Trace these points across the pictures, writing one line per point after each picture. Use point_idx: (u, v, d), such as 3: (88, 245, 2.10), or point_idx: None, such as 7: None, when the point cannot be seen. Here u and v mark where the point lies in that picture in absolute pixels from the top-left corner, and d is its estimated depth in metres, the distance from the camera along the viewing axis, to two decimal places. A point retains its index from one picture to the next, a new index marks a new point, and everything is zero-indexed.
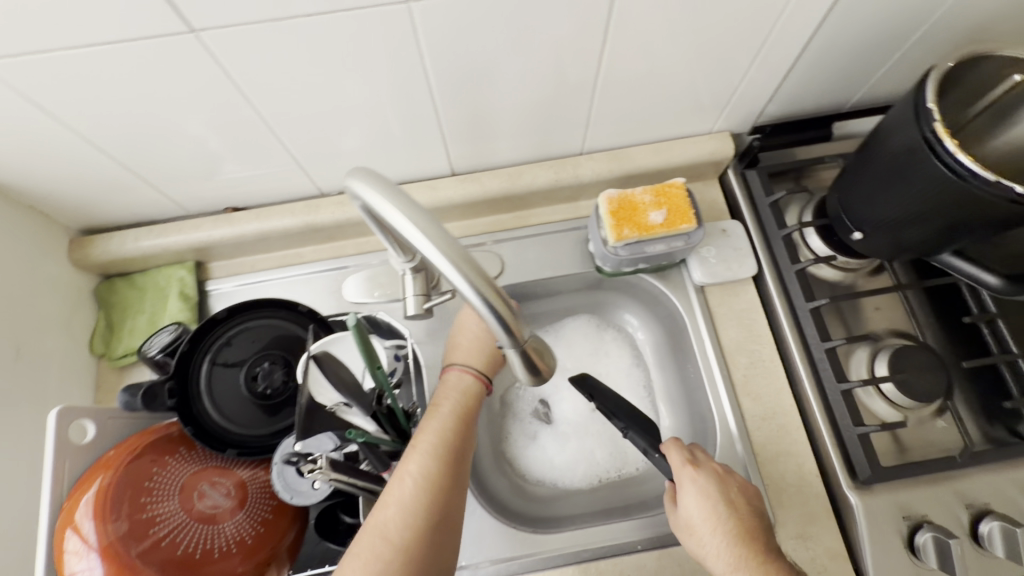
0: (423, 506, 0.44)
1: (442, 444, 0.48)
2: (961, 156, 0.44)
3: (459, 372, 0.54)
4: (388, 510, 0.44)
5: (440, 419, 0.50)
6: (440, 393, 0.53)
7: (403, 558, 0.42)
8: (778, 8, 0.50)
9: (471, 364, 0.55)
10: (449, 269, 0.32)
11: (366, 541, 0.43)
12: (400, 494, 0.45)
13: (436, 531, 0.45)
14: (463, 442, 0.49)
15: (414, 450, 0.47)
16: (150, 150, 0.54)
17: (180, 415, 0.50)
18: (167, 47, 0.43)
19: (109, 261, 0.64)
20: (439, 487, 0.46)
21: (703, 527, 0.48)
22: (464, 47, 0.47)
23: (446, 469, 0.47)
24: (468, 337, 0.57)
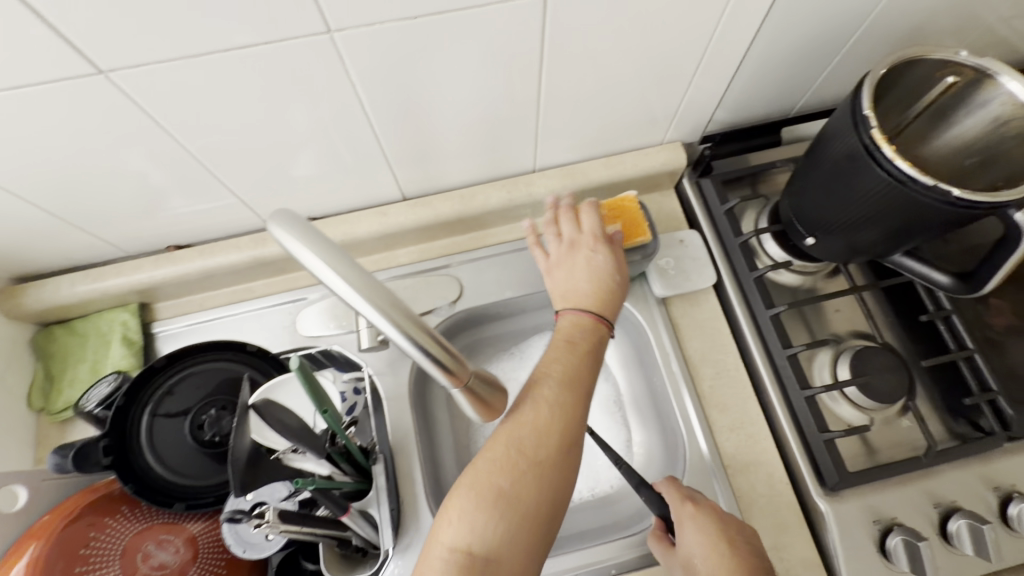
0: (539, 442, 0.41)
1: (572, 373, 0.44)
2: (899, 162, 0.44)
3: (573, 315, 0.50)
4: (517, 427, 0.41)
5: (566, 349, 0.46)
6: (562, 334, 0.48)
7: (523, 483, 0.39)
8: (713, 19, 0.50)
9: (584, 306, 0.50)
10: (372, 313, 0.32)
11: (492, 454, 0.40)
12: (531, 416, 0.42)
13: (568, 454, 0.41)
14: (591, 374, 0.45)
15: (543, 375, 0.44)
16: (77, 193, 0.52)
17: (118, 473, 0.47)
18: (78, 90, 0.41)
19: (44, 310, 0.60)
20: (556, 425, 0.41)
21: (705, 565, 0.47)
22: (397, 74, 0.46)
23: (578, 398, 0.43)
24: (575, 277, 0.53)
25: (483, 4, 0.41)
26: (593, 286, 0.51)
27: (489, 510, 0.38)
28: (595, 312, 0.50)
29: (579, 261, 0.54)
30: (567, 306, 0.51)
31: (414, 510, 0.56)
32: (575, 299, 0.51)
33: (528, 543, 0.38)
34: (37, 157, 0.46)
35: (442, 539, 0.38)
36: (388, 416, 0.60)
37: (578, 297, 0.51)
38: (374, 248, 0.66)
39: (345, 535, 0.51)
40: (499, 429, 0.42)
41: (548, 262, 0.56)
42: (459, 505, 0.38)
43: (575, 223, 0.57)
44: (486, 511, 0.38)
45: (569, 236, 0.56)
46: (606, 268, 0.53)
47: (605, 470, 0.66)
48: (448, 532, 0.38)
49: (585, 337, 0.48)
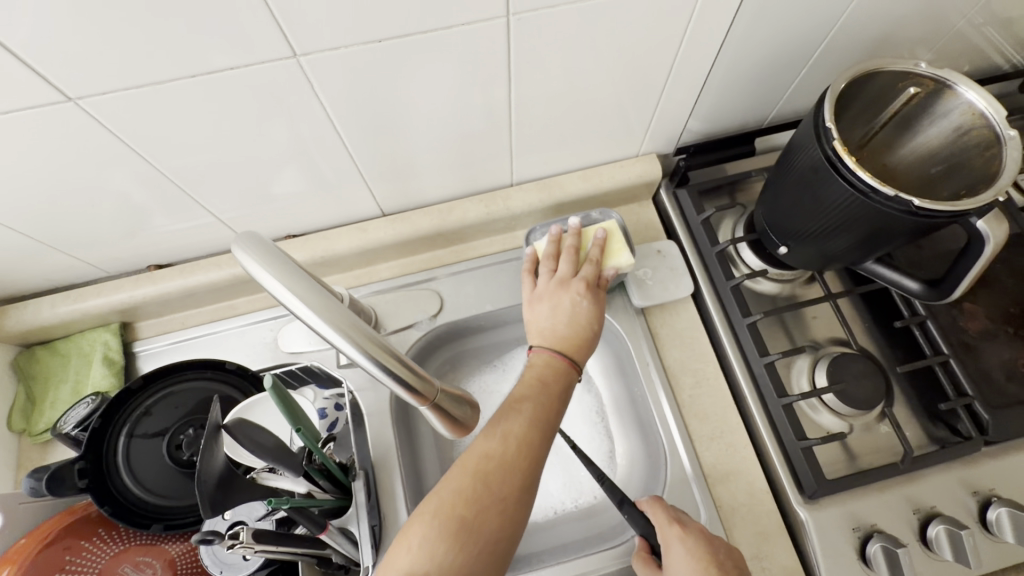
0: (507, 470, 0.41)
1: (541, 409, 0.45)
2: (860, 173, 0.45)
3: (545, 355, 0.51)
4: (488, 456, 0.42)
5: (538, 384, 0.48)
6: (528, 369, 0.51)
7: (489, 510, 0.39)
8: (678, 35, 0.51)
9: (555, 346, 0.52)
10: (335, 335, 0.32)
11: (458, 481, 0.40)
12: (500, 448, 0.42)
13: (534, 485, 0.42)
14: (558, 411, 0.46)
15: (514, 408, 0.45)
16: (54, 217, 0.52)
17: (93, 496, 0.47)
18: (48, 117, 0.41)
19: (25, 331, 0.61)
20: (524, 455, 0.42)
21: None
22: (365, 94, 0.47)
23: (545, 433, 0.44)
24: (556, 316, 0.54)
25: (447, 27, 0.42)
26: (570, 330, 0.53)
27: (452, 537, 0.37)
28: (565, 356, 0.52)
29: (564, 301, 0.55)
30: (539, 343, 0.53)
31: (395, 524, 0.56)
32: (547, 338, 0.53)
33: (485, 573, 0.38)
34: (12, 183, 0.47)
35: (399, 565, 0.37)
36: (368, 432, 0.59)
37: (553, 337, 0.53)
38: (353, 264, 0.66)
39: (324, 553, 0.50)
40: (468, 454, 0.43)
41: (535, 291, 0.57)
42: (421, 531, 0.38)
43: (570, 261, 0.58)
44: (449, 538, 0.37)
45: (559, 274, 0.57)
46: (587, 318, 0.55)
47: (589, 480, 0.66)
48: (406, 558, 0.37)
49: (555, 377, 0.49)
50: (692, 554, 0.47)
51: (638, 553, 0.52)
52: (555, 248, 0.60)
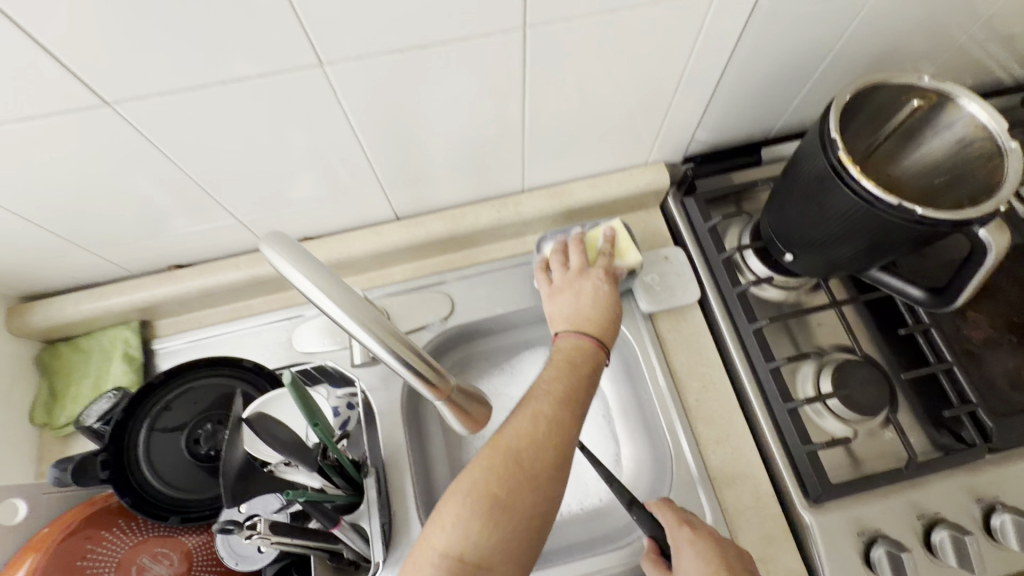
0: (536, 452, 0.42)
1: (568, 392, 0.46)
2: (865, 182, 0.47)
3: (573, 338, 0.52)
4: (517, 438, 0.43)
5: (568, 365, 0.49)
6: (561, 351, 0.51)
7: (518, 491, 0.40)
8: (687, 48, 0.52)
9: (584, 330, 0.53)
10: (356, 328, 0.33)
11: (488, 464, 0.42)
12: (530, 430, 0.43)
13: (564, 467, 0.43)
14: (586, 394, 0.47)
15: (545, 390, 0.46)
16: (83, 217, 0.54)
17: (114, 486, 0.48)
18: (84, 121, 0.43)
19: (49, 327, 0.63)
20: (554, 437, 0.43)
21: None
22: (385, 101, 0.48)
23: (574, 415, 0.45)
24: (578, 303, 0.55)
25: (465, 38, 0.44)
26: (595, 311, 0.54)
27: (483, 517, 0.39)
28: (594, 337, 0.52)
29: (586, 288, 0.57)
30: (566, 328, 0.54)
31: (405, 521, 0.56)
32: (573, 323, 0.54)
33: (515, 551, 0.39)
34: (46, 183, 0.49)
35: (435, 543, 0.39)
36: (380, 430, 0.61)
37: (580, 321, 0.54)
38: (367, 266, 0.68)
39: (336, 548, 0.52)
40: (499, 434, 0.44)
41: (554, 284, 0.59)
42: (454, 510, 0.40)
43: (581, 254, 0.60)
44: (481, 519, 0.39)
45: (576, 264, 0.59)
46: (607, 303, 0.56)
47: (595, 483, 0.67)
48: (440, 537, 0.39)
49: (583, 359, 0.50)
50: (701, 556, 0.48)
51: (647, 554, 0.53)
52: (563, 249, 0.62)
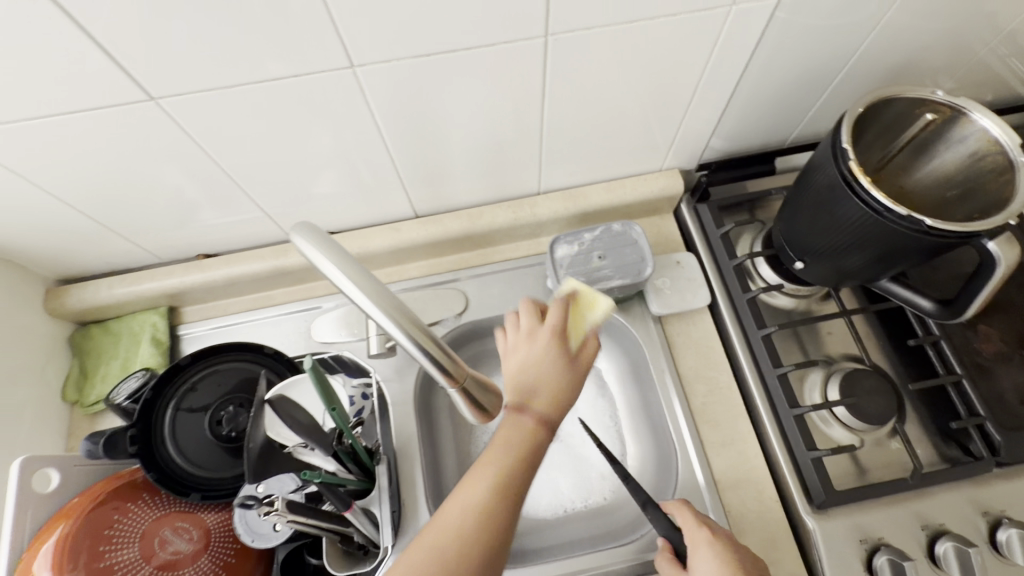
0: (465, 557, 0.35)
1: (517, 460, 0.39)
2: (875, 192, 0.47)
3: (518, 414, 0.41)
4: (443, 538, 0.35)
5: (512, 444, 0.40)
6: (500, 434, 0.40)
7: None
8: (704, 58, 0.54)
9: (532, 403, 0.42)
10: (385, 319, 0.34)
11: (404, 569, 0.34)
12: (459, 526, 0.36)
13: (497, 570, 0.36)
14: (531, 477, 0.39)
15: (482, 471, 0.38)
16: (120, 204, 0.57)
17: (141, 461, 0.51)
18: (130, 114, 0.46)
19: (83, 309, 0.66)
20: (489, 535, 0.36)
21: None
22: (411, 105, 0.51)
23: (516, 508, 0.38)
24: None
25: (489, 44, 0.46)
26: (542, 381, 0.44)
27: None
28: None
29: (535, 352, 0.46)
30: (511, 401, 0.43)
31: (414, 510, 0.59)
32: (521, 393, 0.43)
33: None
34: (89, 172, 0.52)
35: None
36: (393, 420, 0.63)
37: (527, 392, 0.43)
38: (385, 262, 0.70)
39: (347, 531, 0.53)
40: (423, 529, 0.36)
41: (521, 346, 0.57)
42: None
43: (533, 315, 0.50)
44: None
45: (528, 325, 0.49)
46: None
47: (599, 481, 0.68)
48: None
49: (532, 439, 0.40)
50: (721, 557, 0.48)
51: (662, 554, 0.54)
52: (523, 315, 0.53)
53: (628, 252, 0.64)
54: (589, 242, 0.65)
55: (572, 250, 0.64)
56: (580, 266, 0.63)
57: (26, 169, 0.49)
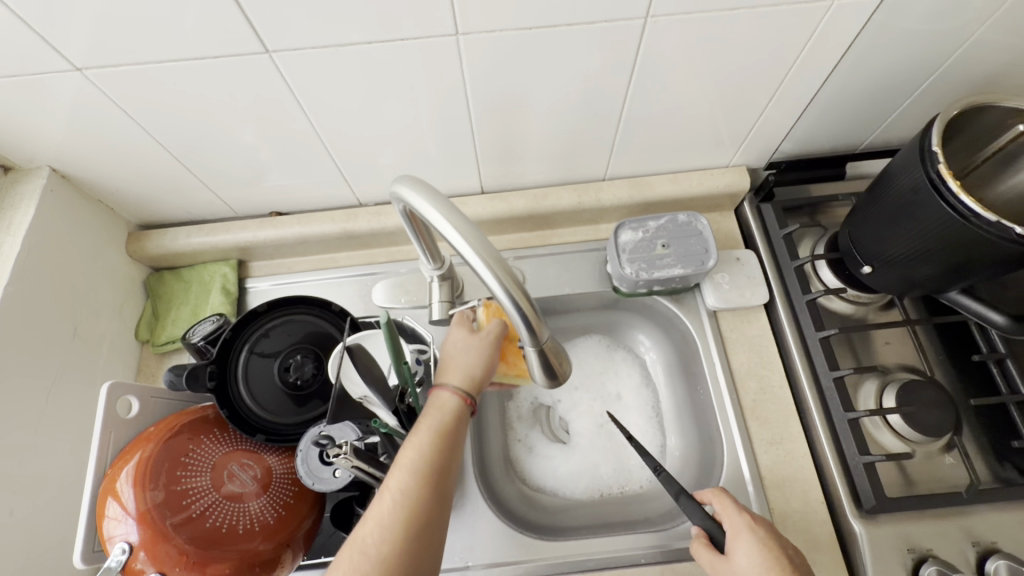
0: None
1: (420, 457, 0.42)
2: (964, 197, 0.47)
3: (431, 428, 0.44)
4: None
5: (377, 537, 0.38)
6: (405, 459, 0.42)
7: None
8: (793, 55, 0.54)
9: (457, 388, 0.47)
10: (485, 271, 0.37)
11: None
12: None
13: None
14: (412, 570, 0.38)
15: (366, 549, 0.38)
16: (207, 154, 0.60)
17: (217, 397, 0.54)
18: (243, 65, 0.49)
19: (160, 254, 0.69)
20: None
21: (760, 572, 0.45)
22: (502, 79, 0.53)
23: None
24: (463, 358, 0.49)
25: (589, 22, 0.47)
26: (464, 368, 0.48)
27: None
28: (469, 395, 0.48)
29: (465, 350, 0.50)
30: (442, 381, 0.48)
31: None
32: (451, 377, 0.48)
33: None
34: (192, 121, 0.55)
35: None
36: None
37: (453, 376, 0.48)
38: None
39: None
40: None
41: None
42: None
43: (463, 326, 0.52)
44: None
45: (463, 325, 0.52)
46: (492, 359, 0.50)
47: (638, 468, 0.68)
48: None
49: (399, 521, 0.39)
50: (762, 540, 0.47)
51: (697, 540, 0.51)
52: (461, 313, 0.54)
53: (693, 243, 0.65)
54: (654, 229, 0.66)
55: (636, 236, 0.66)
56: (645, 252, 0.65)
57: (136, 111, 0.53)
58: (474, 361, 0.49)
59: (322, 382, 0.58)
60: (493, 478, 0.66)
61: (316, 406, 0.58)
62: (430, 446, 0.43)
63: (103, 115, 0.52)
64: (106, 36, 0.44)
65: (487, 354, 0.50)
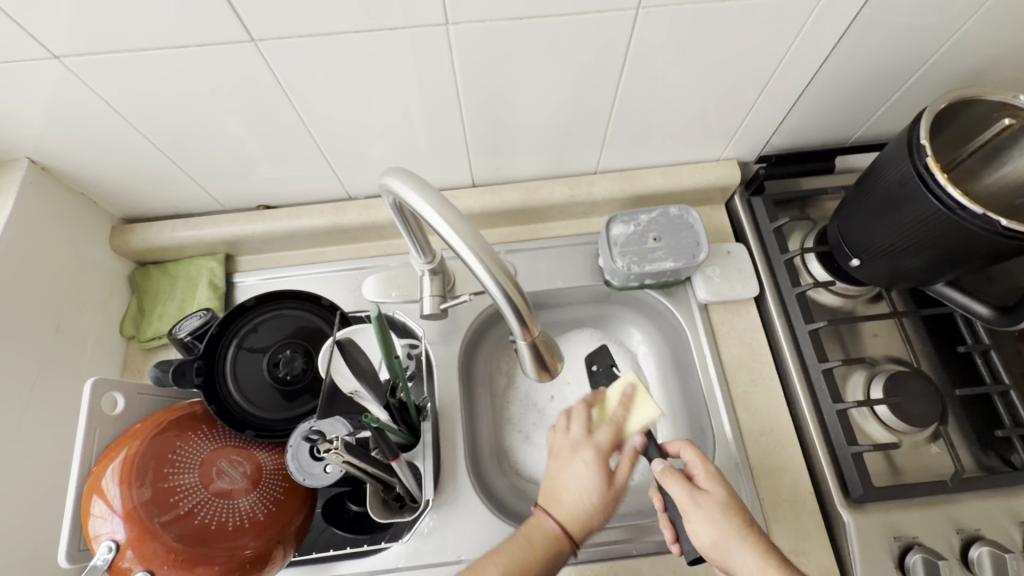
0: None
1: (520, 574, 0.46)
2: (951, 190, 0.47)
3: (538, 540, 0.49)
4: None
5: None
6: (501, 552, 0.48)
7: None
8: (784, 48, 0.54)
9: (565, 519, 0.50)
10: (478, 265, 0.37)
11: None
12: None
13: None
14: None
15: None
16: (192, 146, 0.59)
17: (205, 394, 0.53)
18: (228, 53, 0.47)
19: (145, 248, 0.68)
20: None
21: (734, 516, 0.48)
22: (493, 70, 0.52)
23: None
24: (579, 492, 0.52)
25: (581, 12, 0.47)
26: (577, 506, 0.51)
27: None
28: (574, 536, 0.50)
29: (588, 485, 0.52)
30: (553, 509, 0.51)
31: (452, 467, 0.60)
32: (563, 510, 0.51)
33: None
34: (176, 113, 0.54)
35: None
36: (437, 382, 0.65)
37: (568, 507, 0.51)
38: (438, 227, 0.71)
39: (390, 481, 0.55)
40: None
41: (566, 445, 0.56)
42: None
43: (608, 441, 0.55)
44: None
45: (603, 452, 0.54)
46: (605, 505, 0.51)
47: (630, 461, 0.69)
48: None
49: None
50: (729, 489, 0.51)
51: (669, 471, 0.52)
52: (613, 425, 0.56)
53: (684, 237, 0.65)
54: (645, 222, 0.66)
55: (627, 230, 0.66)
56: (637, 245, 0.65)
57: (117, 100, 0.51)
58: (598, 513, 0.51)
59: (313, 377, 0.58)
60: (486, 472, 0.65)
61: (307, 402, 0.57)
62: (526, 558, 0.47)
63: (84, 104, 0.51)
64: (84, 22, 0.43)
65: (602, 500, 0.51)
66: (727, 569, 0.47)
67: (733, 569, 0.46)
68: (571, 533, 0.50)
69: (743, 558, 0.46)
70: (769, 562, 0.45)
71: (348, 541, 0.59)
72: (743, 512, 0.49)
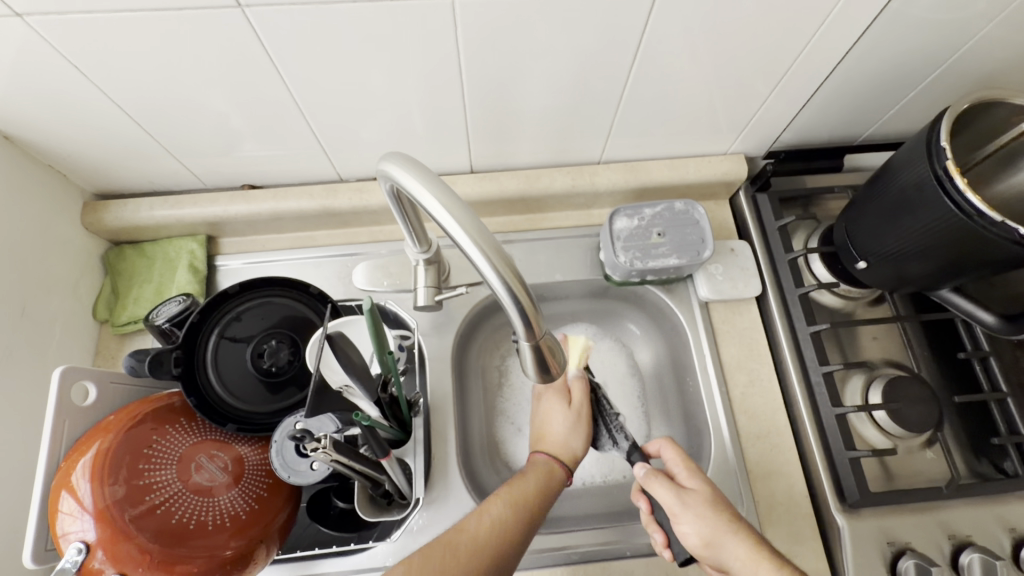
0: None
1: (524, 501, 0.50)
2: (971, 195, 0.46)
3: (536, 468, 0.54)
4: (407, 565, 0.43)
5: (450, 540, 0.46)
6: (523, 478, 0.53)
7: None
8: (802, 42, 0.52)
9: (553, 452, 0.56)
10: (484, 263, 0.34)
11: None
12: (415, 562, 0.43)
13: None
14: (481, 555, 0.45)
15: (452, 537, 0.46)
16: (171, 119, 0.54)
17: (183, 384, 0.50)
18: (210, 18, 0.43)
19: (119, 227, 0.63)
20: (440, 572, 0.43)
21: (723, 513, 0.47)
22: (497, 49, 0.49)
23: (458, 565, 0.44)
24: (557, 427, 0.58)
25: None
26: (559, 441, 0.57)
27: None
28: (567, 465, 0.55)
29: (558, 411, 0.59)
30: (543, 449, 0.56)
31: (443, 463, 0.59)
32: (552, 446, 0.56)
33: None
34: (155, 84, 0.50)
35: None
36: (428, 374, 0.63)
37: (552, 443, 0.56)
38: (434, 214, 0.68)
39: (380, 479, 0.52)
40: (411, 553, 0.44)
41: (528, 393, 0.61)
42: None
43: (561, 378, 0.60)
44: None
45: (559, 383, 0.60)
46: (583, 425, 0.58)
47: (621, 459, 0.67)
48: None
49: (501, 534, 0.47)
50: (716, 491, 0.50)
51: (652, 474, 0.52)
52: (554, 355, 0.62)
53: (689, 233, 0.63)
54: (649, 217, 0.64)
55: (631, 223, 0.64)
56: (642, 240, 0.63)
57: (87, 65, 0.47)
58: (580, 437, 0.57)
59: (300, 368, 0.55)
60: (475, 467, 0.63)
61: (292, 395, 0.54)
62: (526, 495, 0.50)
63: (50, 70, 0.47)
64: None
65: (581, 425, 0.58)
66: (723, 566, 0.46)
67: (726, 564, 0.45)
68: (566, 466, 0.55)
69: (736, 551, 0.45)
70: (761, 553, 0.44)
71: (334, 540, 0.57)
72: (729, 511, 0.48)
